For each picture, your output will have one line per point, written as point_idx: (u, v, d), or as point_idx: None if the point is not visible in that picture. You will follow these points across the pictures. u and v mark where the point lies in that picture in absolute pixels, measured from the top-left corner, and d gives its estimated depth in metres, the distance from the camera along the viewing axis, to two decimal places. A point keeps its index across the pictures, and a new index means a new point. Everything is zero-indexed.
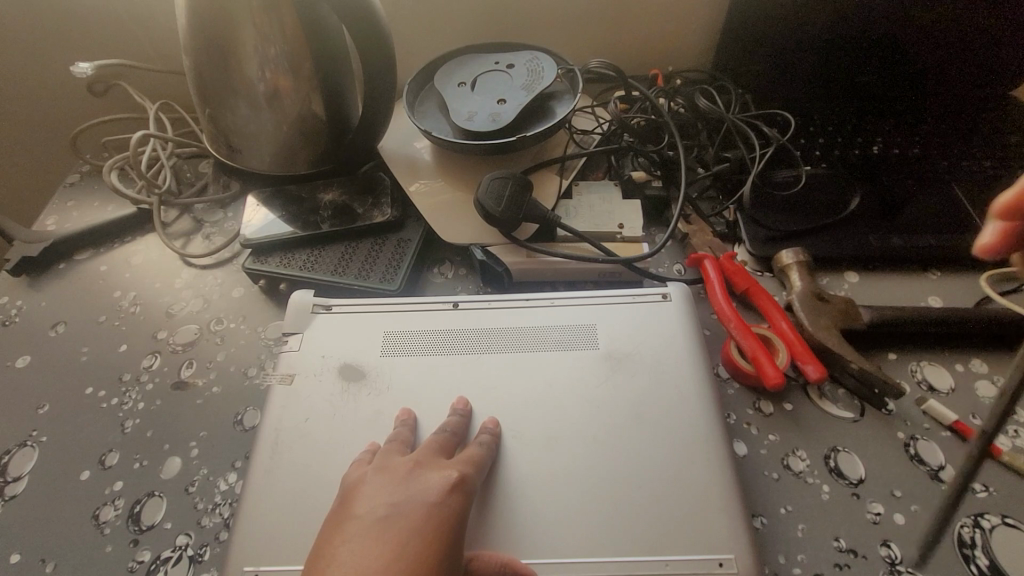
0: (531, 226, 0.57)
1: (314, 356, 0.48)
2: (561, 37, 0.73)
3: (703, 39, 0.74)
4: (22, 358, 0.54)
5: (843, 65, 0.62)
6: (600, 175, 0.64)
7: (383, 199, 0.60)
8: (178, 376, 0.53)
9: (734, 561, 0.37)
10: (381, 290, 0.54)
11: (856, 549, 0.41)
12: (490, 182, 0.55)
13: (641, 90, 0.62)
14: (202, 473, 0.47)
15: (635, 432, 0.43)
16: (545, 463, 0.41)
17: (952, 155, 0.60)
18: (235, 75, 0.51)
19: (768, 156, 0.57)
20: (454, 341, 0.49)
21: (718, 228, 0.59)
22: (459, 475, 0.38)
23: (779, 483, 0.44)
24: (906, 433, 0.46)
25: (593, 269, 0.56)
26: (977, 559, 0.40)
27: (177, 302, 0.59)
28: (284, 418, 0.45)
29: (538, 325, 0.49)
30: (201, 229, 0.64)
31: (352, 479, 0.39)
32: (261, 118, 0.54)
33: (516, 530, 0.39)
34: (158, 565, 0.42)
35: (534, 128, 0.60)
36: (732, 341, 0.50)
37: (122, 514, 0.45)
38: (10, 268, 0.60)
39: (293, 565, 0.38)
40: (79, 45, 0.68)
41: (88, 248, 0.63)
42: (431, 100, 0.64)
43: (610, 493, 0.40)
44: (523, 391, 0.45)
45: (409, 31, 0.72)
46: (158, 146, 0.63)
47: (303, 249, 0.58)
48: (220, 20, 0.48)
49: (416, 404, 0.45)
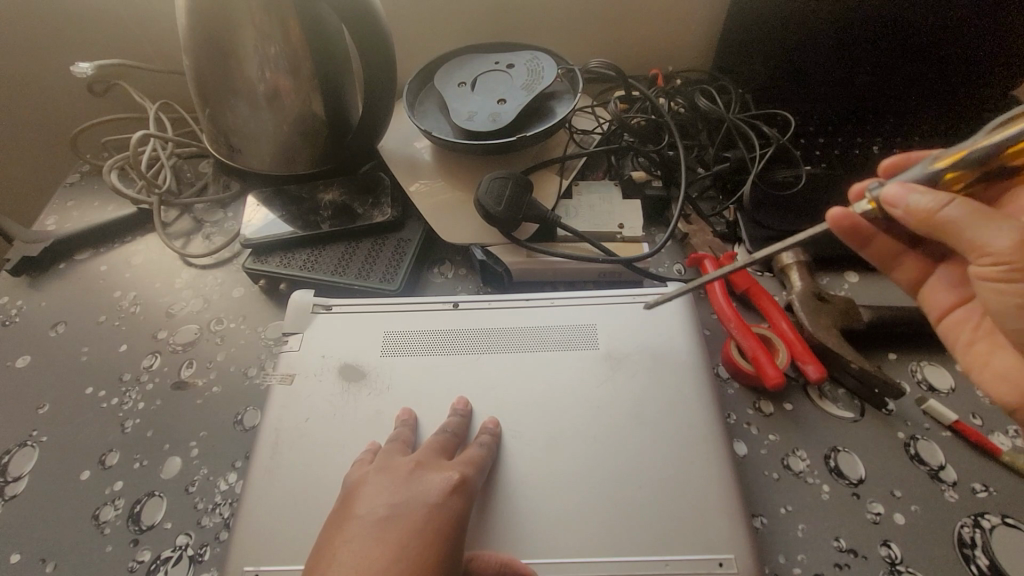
0: (531, 226, 0.57)
1: (314, 356, 0.48)
2: (560, 37, 0.73)
3: (703, 39, 0.74)
4: (22, 358, 0.54)
5: (841, 66, 0.61)
6: (600, 175, 0.64)
7: (383, 199, 0.60)
8: (178, 376, 0.53)
9: (734, 561, 0.37)
10: (381, 290, 0.54)
11: (857, 549, 0.41)
12: (490, 182, 0.55)
13: (641, 90, 0.62)
14: (202, 473, 0.47)
15: (635, 433, 0.43)
16: (545, 463, 0.41)
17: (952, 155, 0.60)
18: (235, 75, 0.51)
19: (768, 156, 0.57)
20: (455, 342, 0.49)
21: (718, 228, 0.60)
22: (461, 476, 0.38)
23: (780, 483, 0.44)
24: (906, 433, 0.46)
25: (593, 269, 0.56)
26: (977, 559, 0.40)
27: (177, 302, 0.59)
28: (284, 418, 0.45)
29: (538, 325, 0.49)
30: (201, 229, 0.64)
31: (354, 478, 0.39)
32: (261, 118, 0.54)
33: (517, 530, 0.39)
34: (158, 565, 0.42)
35: (534, 128, 0.60)
36: (732, 340, 0.50)
37: (122, 514, 0.45)
38: (10, 268, 0.60)
39: (292, 566, 0.38)
40: (79, 45, 0.68)
41: (88, 248, 0.63)
42: (431, 100, 0.64)
43: (610, 492, 0.40)
44: (524, 391, 0.45)
45: (408, 31, 0.72)
46: (158, 146, 0.63)
47: (303, 249, 0.58)
48: (220, 20, 0.48)
49: (417, 404, 0.45)
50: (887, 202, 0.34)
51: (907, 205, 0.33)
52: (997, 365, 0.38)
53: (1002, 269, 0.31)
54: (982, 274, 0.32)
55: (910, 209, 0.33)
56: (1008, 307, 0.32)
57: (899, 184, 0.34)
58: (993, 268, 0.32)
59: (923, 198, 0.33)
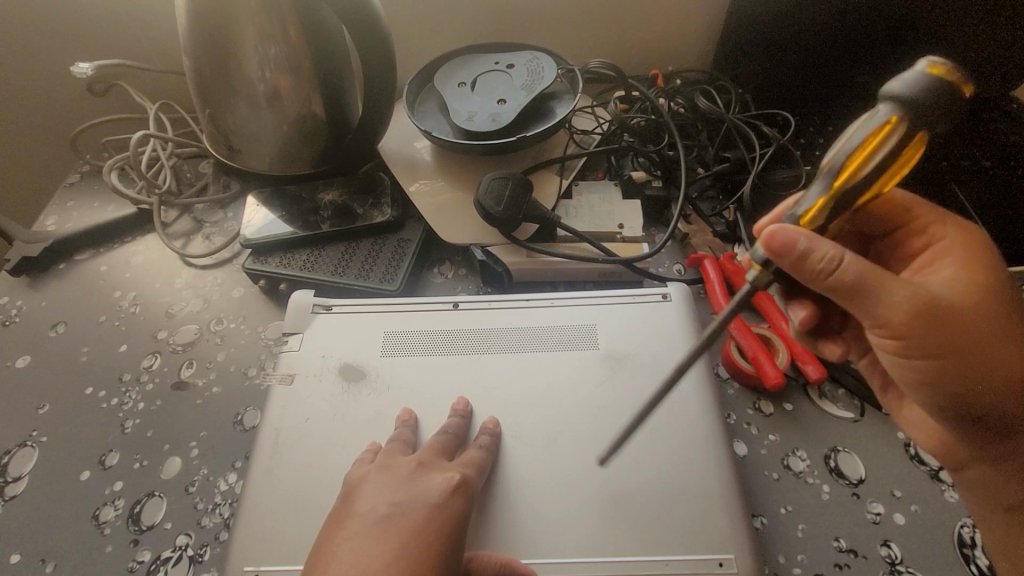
0: (531, 226, 0.57)
1: (314, 355, 0.48)
2: (561, 38, 0.73)
3: (703, 39, 0.74)
4: (22, 358, 0.54)
5: (841, 64, 0.61)
6: (600, 175, 0.64)
7: (383, 199, 0.60)
8: (177, 376, 0.53)
9: (734, 561, 0.37)
10: (380, 290, 0.54)
11: (856, 549, 0.41)
12: (489, 182, 0.55)
13: (641, 90, 0.62)
14: (202, 473, 0.47)
15: (636, 433, 0.43)
16: (546, 462, 0.41)
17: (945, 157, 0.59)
18: (235, 75, 0.51)
19: (768, 156, 0.57)
20: (455, 341, 0.49)
21: (718, 228, 0.59)
22: (462, 476, 0.38)
23: (779, 483, 0.44)
24: (907, 433, 0.46)
25: (593, 269, 0.56)
26: (977, 559, 0.40)
27: (177, 302, 0.59)
28: (285, 418, 0.45)
29: (539, 325, 0.49)
30: (201, 230, 0.64)
31: (356, 476, 0.39)
32: (260, 117, 0.54)
33: (517, 530, 0.39)
34: (158, 565, 0.42)
35: (534, 128, 0.60)
36: (731, 341, 0.50)
37: (122, 514, 0.45)
38: (10, 268, 0.60)
39: (293, 566, 0.38)
40: (80, 45, 0.68)
41: (87, 248, 0.63)
42: (431, 100, 0.64)
43: (611, 492, 0.40)
44: (524, 392, 0.45)
45: (408, 31, 0.72)
46: (158, 146, 0.63)
47: (302, 249, 0.58)
48: (219, 19, 0.48)
49: (416, 405, 0.45)
50: (774, 251, 0.32)
51: (802, 258, 0.31)
52: (912, 416, 0.42)
53: (903, 344, 0.33)
54: (883, 343, 0.34)
55: (801, 257, 0.31)
56: (914, 380, 0.35)
57: (779, 229, 0.32)
58: (893, 341, 0.33)
59: (814, 251, 0.31)
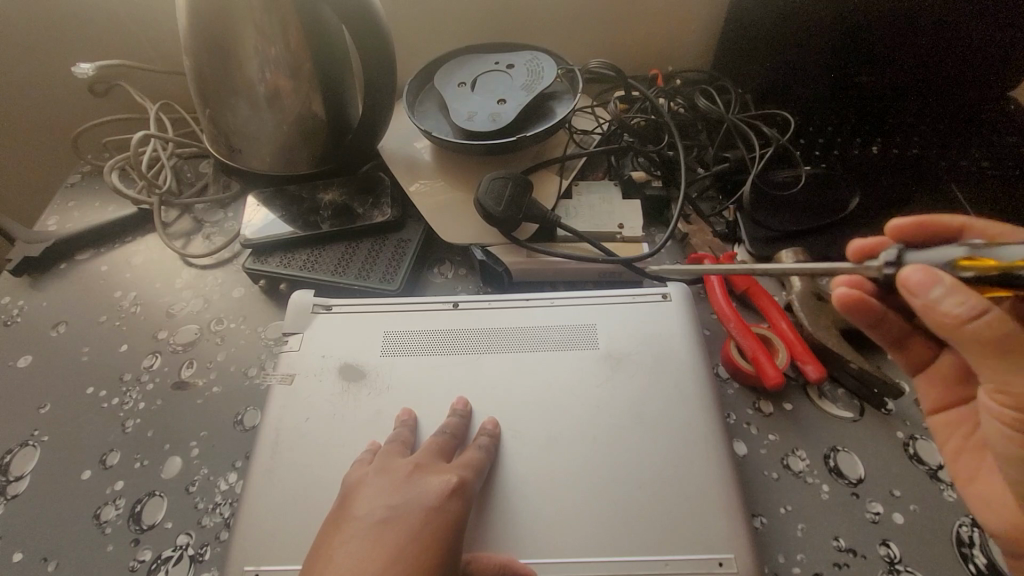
0: (531, 226, 0.57)
1: (314, 356, 0.49)
2: (561, 38, 0.73)
3: (704, 39, 0.74)
4: (23, 358, 0.54)
5: (843, 66, 0.62)
6: (600, 175, 0.64)
7: (383, 199, 0.60)
8: (178, 376, 0.53)
9: (733, 561, 0.37)
10: (381, 290, 0.54)
11: (856, 548, 0.41)
12: (490, 182, 0.55)
13: (641, 90, 0.62)
14: (202, 473, 0.47)
15: (637, 432, 0.43)
16: (546, 461, 0.42)
17: (934, 155, 0.61)
18: (235, 76, 0.51)
19: (768, 156, 0.57)
20: (454, 341, 0.49)
21: (718, 228, 0.60)
22: (459, 479, 0.38)
23: (779, 483, 0.44)
24: (906, 433, 0.46)
25: (592, 269, 0.56)
26: (976, 558, 0.40)
27: (177, 302, 0.59)
28: (285, 418, 0.45)
29: (538, 325, 0.49)
30: (201, 229, 0.64)
31: (353, 479, 0.39)
32: (261, 117, 0.54)
33: (516, 531, 0.39)
34: (159, 565, 0.42)
35: (533, 128, 0.60)
36: (731, 341, 0.50)
37: (123, 513, 0.45)
38: (12, 268, 0.60)
39: (292, 566, 0.38)
40: (81, 46, 0.68)
41: (89, 248, 0.63)
42: (431, 99, 0.64)
43: (612, 490, 0.40)
44: (524, 391, 0.45)
45: (409, 31, 0.72)
46: (158, 146, 0.63)
47: (303, 249, 0.58)
48: (219, 20, 0.48)
49: (417, 405, 0.45)
50: (910, 289, 0.30)
51: (940, 311, 0.29)
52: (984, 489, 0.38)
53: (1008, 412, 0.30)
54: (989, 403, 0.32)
55: (932, 307, 0.29)
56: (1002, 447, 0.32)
57: (927, 269, 0.30)
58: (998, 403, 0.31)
59: (946, 301, 0.29)
